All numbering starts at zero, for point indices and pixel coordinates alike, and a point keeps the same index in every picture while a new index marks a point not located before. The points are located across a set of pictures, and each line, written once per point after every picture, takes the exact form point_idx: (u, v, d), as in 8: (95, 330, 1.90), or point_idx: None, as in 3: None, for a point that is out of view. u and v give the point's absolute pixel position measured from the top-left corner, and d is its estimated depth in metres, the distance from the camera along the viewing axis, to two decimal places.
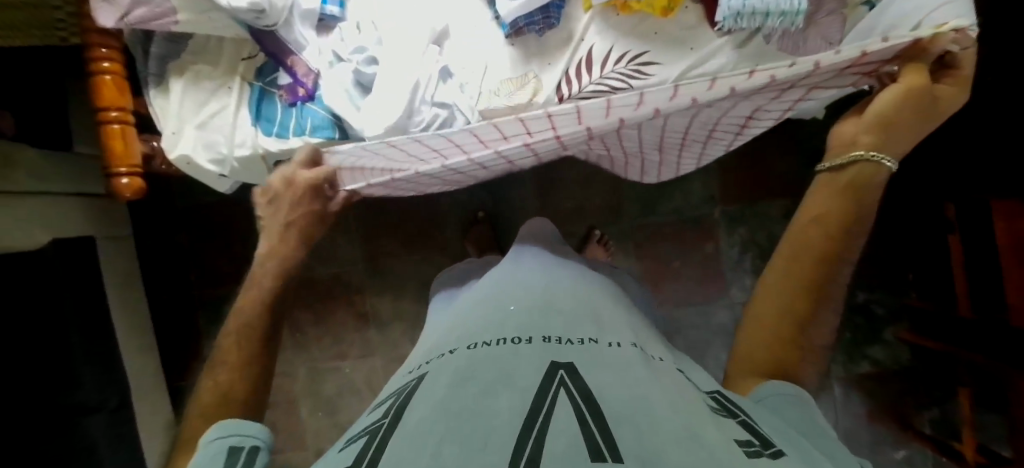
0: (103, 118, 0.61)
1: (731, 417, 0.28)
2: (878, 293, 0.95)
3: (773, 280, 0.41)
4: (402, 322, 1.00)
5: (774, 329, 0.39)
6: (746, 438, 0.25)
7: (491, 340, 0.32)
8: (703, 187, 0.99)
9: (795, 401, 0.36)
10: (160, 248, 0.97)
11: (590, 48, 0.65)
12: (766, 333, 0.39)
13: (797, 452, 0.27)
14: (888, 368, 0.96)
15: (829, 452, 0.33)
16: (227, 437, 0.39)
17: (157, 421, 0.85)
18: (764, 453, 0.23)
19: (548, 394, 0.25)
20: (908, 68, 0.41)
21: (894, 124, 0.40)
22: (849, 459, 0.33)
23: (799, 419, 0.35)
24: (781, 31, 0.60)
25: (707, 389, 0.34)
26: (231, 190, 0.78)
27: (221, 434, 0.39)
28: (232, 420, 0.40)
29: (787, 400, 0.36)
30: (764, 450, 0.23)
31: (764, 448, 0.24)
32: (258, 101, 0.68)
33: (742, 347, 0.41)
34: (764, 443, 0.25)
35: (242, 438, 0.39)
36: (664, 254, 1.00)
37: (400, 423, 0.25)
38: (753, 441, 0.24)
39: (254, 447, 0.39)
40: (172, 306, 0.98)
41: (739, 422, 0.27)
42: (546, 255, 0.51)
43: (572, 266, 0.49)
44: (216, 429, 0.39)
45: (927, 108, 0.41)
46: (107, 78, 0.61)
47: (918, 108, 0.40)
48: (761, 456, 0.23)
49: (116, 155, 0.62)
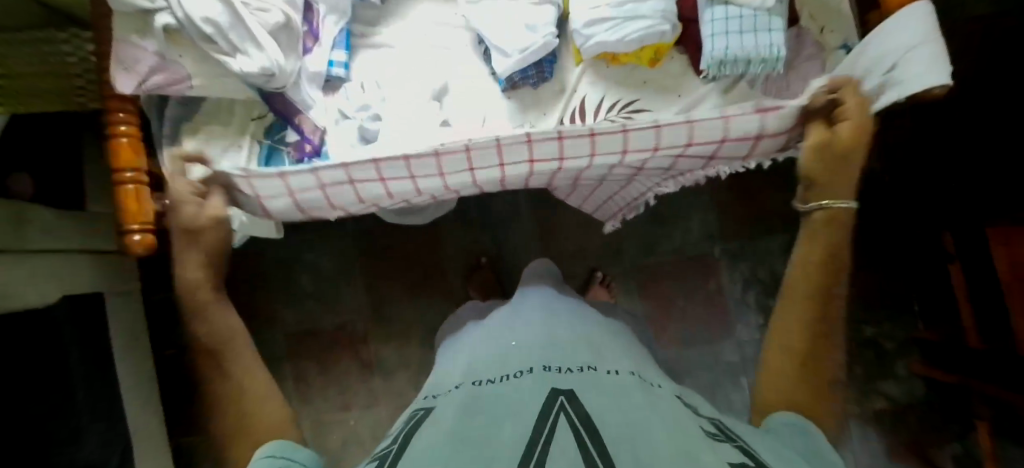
0: (118, 179, 0.64)
1: (729, 440, 0.28)
2: (886, 326, 0.93)
3: (784, 319, 0.44)
4: (407, 369, 0.99)
5: (787, 376, 0.42)
6: (741, 459, 0.25)
7: (495, 378, 0.32)
8: (701, 225, 1.00)
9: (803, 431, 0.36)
10: (166, 302, 0.99)
11: (582, 97, 0.70)
12: (781, 380, 0.42)
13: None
14: (905, 403, 0.93)
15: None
16: (279, 457, 0.40)
17: None
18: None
19: (550, 419, 0.25)
20: (812, 130, 0.50)
21: (823, 175, 0.49)
22: None
23: (802, 444, 0.35)
24: (763, 76, 0.65)
25: (705, 413, 0.34)
26: (240, 242, 0.80)
27: (271, 453, 0.40)
28: (284, 443, 0.41)
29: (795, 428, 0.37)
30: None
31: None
32: (267, 157, 0.72)
33: (761, 394, 0.43)
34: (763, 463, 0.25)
35: (291, 462, 0.40)
36: (667, 292, 1.01)
37: (408, 449, 0.26)
38: (748, 463, 0.24)
39: None
40: (178, 361, 0.99)
41: (736, 445, 0.28)
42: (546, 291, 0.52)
43: (567, 300, 0.49)
44: (270, 447, 0.41)
45: (837, 154, 0.48)
46: (123, 140, 0.64)
47: (829, 158, 0.48)
48: None
49: (129, 213, 0.64)
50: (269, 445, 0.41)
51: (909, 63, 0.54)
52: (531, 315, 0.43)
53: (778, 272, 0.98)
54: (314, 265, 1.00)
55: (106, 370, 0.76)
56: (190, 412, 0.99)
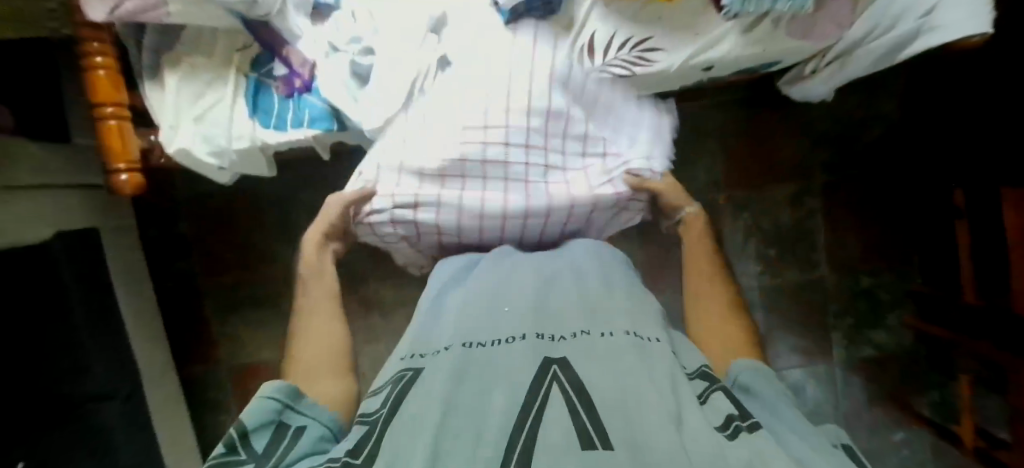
0: (98, 114, 0.62)
1: (711, 392, 0.30)
2: (884, 277, 0.96)
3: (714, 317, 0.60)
4: (405, 308, 1.02)
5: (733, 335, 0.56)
6: (727, 412, 0.27)
7: (487, 341, 0.30)
8: (708, 172, 0.98)
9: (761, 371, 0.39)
10: (164, 237, 0.99)
11: (592, 33, 0.63)
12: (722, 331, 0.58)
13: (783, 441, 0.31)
14: (889, 351, 0.96)
15: (790, 425, 0.33)
16: (277, 399, 0.41)
17: (168, 405, 0.90)
18: (743, 428, 0.25)
19: (541, 388, 0.25)
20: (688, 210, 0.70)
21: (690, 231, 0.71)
22: (808, 429, 0.33)
23: (770, 384, 0.37)
24: (789, 15, 0.58)
25: (692, 366, 0.34)
26: (232, 180, 0.79)
27: (275, 397, 0.41)
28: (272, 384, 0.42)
29: (757, 372, 0.38)
30: (742, 424, 0.26)
31: (743, 421, 0.26)
32: (254, 91, 0.69)
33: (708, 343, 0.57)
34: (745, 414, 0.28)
35: (293, 414, 0.41)
36: (667, 239, 1.00)
37: (396, 418, 0.26)
38: (733, 415, 0.27)
39: (301, 426, 0.40)
40: (177, 295, 1.01)
41: (719, 393, 0.30)
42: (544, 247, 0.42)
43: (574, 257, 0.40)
44: (269, 386, 0.42)
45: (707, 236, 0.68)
46: (101, 73, 0.61)
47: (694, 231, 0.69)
48: (744, 431, 0.25)
49: (114, 151, 0.63)
50: (269, 386, 0.42)
51: (947, 10, 0.54)
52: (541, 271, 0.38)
53: (782, 223, 0.98)
54: (312, 204, 0.99)
55: (113, 309, 0.77)
56: (194, 343, 1.02)
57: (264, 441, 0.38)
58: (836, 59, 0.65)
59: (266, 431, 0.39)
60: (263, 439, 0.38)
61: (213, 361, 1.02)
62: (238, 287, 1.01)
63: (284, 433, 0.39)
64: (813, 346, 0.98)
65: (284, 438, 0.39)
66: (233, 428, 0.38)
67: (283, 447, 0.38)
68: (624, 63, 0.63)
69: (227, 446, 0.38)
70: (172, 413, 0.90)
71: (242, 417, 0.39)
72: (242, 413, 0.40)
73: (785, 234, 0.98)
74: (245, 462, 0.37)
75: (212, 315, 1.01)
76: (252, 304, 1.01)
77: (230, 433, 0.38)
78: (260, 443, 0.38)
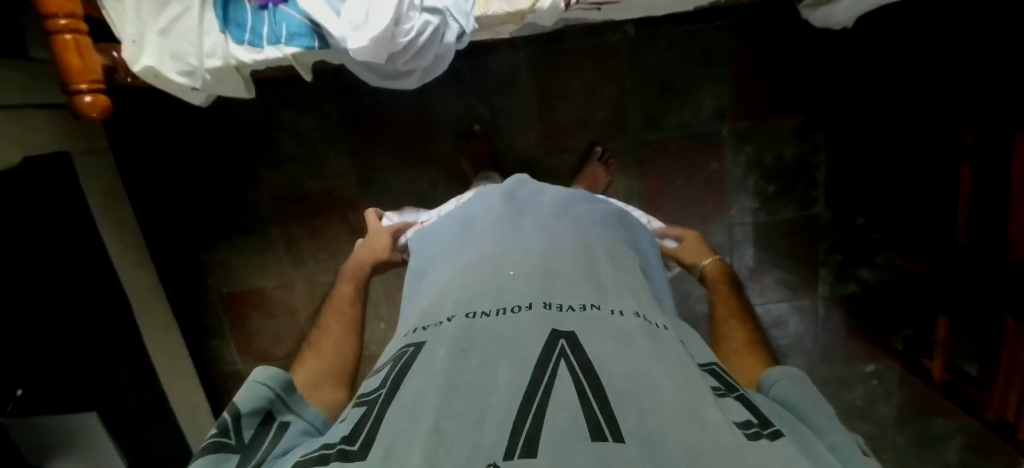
0: (51, 26, 0.55)
1: (728, 393, 0.29)
2: (878, 217, 0.96)
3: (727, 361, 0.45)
4: None
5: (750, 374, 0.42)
6: (745, 418, 0.26)
7: (491, 310, 0.30)
8: (713, 100, 0.92)
9: (797, 381, 0.36)
10: (140, 161, 0.95)
11: None
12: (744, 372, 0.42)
13: (811, 448, 0.28)
14: (869, 286, 0.99)
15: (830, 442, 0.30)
16: (271, 388, 0.36)
17: (158, 331, 0.91)
18: (763, 435, 0.25)
19: (548, 367, 0.25)
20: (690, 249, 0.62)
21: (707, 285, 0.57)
22: (854, 451, 0.29)
23: (807, 393, 0.34)
24: None
25: (702, 360, 0.34)
26: (206, 102, 0.73)
27: (269, 385, 0.36)
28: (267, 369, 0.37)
29: (793, 382, 0.35)
30: (763, 431, 0.25)
31: (764, 429, 0.26)
32: (224, 2, 0.62)
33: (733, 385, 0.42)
34: (763, 421, 0.27)
35: (285, 407, 0.36)
36: (666, 172, 0.96)
37: (398, 394, 0.26)
38: (753, 422, 0.26)
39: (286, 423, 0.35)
40: (160, 221, 0.98)
41: (736, 397, 0.29)
42: (546, 211, 0.44)
43: (575, 222, 0.43)
44: (267, 371, 0.37)
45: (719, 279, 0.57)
46: None
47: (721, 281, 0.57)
48: (761, 437, 0.25)
49: (75, 70, 0.57)
50: (263, 370, 0.37)
51: None
52: (531, 243, 0.38)
53: (784, 159, 0.95)
54: (294, 126, 0.93)
55: (81, 239, 0.75)
56: (183, 270, 1.01)
57: (254, 430, 0.33)
58: None
59: (254, 421, 0.34)
60: (251, 428, 0.33)
61: (203, 288, 1.02)
62: (223, 213, 0.98)
63: (272, 425, 0.34)
64: (797, 282, 1.00)
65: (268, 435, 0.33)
66: (226, 412, 0.33)
67: (272, 440, 0.33)
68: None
69: (216, 428, 0.32)
70: (163, 339, 0.92)
71: (234, 401, 0.34)
72: (235, 396, 0.34)
73: (785, 170, 0.95)
74: (230, 452, 0.31)
75: (199, 242, 0.99)
76: (240, 232, 0.99)
77: (223, 417, 0.33)
78: (249, 431, 0.33)
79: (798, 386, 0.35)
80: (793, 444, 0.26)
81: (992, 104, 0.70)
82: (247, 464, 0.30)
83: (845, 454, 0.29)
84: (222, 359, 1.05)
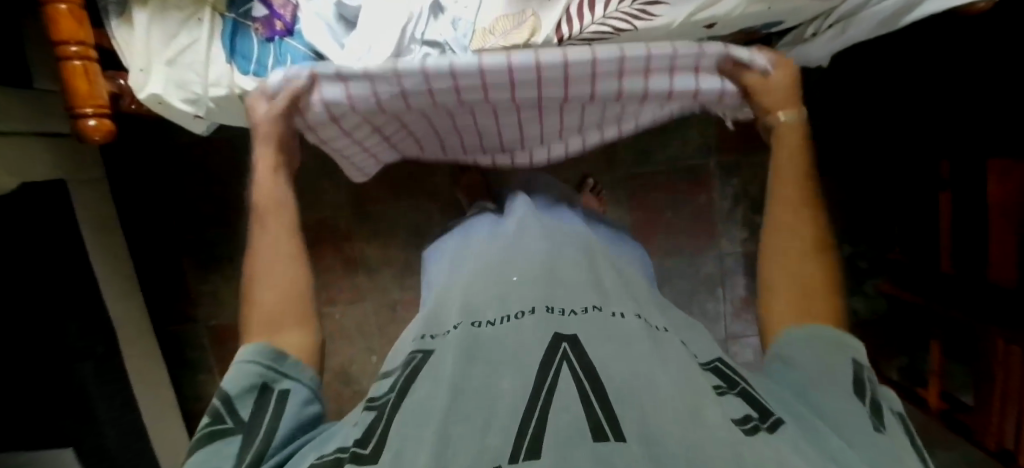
0: (61, 53, 0.57)
1: (728, 390, 0.30)
2: (863, 247, 0.98)
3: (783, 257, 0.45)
4: (390, 267, 1.00)
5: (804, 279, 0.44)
6: (745, 413, 0.27)
7: (495, 318, 0.31)
8: (699, 133, 0.96)
9: (827, 341, 0.38)
10: (136, 191, 0.95)
11: None
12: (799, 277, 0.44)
13: (817, 431, 0.31)
14: (861, 317, 1.00)
15: (839, 419, 0.32)
16: (261, 363, 0.38)
17: (141, 362, 0.89)
18: (762, 428, 0.25)
19: (551, 369, 0.25)
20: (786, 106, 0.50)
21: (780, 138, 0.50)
22: (862, 419, 0.32)
23: (827, 356, 0.37)
24: None
25: (705, 358, 0.35)
26: (207, 131, 0.74)
27: (257, 361, 0.38)
28: (256, 348, 0.39)
29: (817, 342, 0.38)
30: (762, 424, 0.26)
31: (762, 422, 0.26)
32: (231, 35, 0.64)
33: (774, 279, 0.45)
34: (763, 414, 0.27)
35: (277, 375, 0.38)
36: (656, 204, 0.99)
37: (405, 400, 0.26)
38: (752, 415, 0.26)
39: (282, 391, 0.38)
40: (151, 251, 0.98)
41: (736, 393, 0.29)
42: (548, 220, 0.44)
43: (575, 230, 0.43)
44: (255, 352, 0.39)
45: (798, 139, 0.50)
46: (62, 7, 0.54)
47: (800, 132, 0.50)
48: (759, 430, 0.25)
49: (80, 95, 0.59)
50: (249, 348, 0.39)
51: None
52: (531, 248, 0.38)
53: None
54: None
55: (72, 266, 0.74)
56: (170, 301, 1.00)
57: (251, 406, 0.36)
58: (840, 19, 0.61)
59: (249, 397, 0.36)
60: (247, 405, 0.36)
61: (190, 319, 1.00)
62: (215, 242, 0.98)
63: (271, 396, 0.37)
64: None
65: (267, 408, 0.36)
66: (217, 398, 0.36)
67: (269, 414, 0.36)
68: (626, 15, 0.59)
69: (211, 416, 0.35)
70: (147, 371, 0.90)
71: (225, 385, 0.36)
72: (225, 380, 0.37)
73: None
74: (231, 434, 0.34)
75: (189, 272, 0.98)
76: (231, 261, 0.98)
77: (215, 403, 0.36)
78: (246, 410, 0.35)
79: (816, 349, 0.38)
80: (794, 433, 0.26)
81: (983, 131, 0.68)
82: (248, 446, 0.34)
83: (849, 431, 0.31)
84: (205, 394, 1.02)
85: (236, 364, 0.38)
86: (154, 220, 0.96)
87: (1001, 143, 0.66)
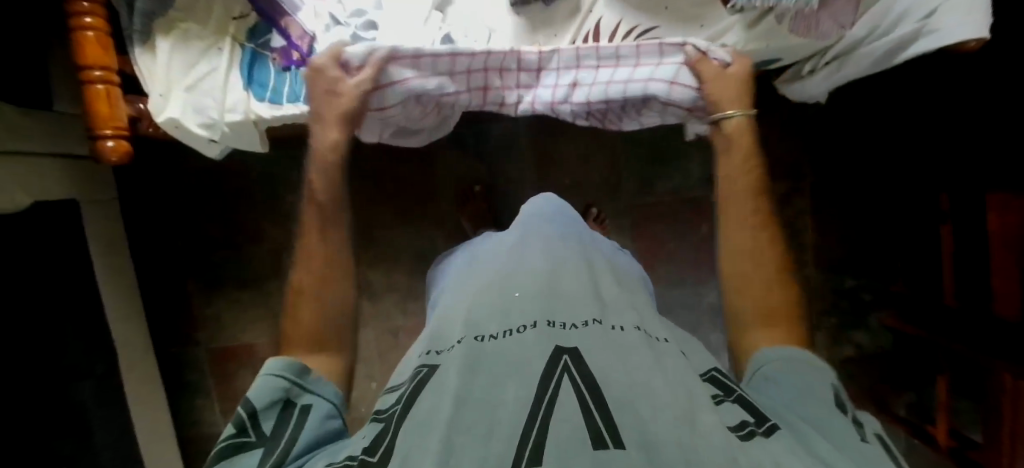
0: (85, 77, 0.59)
1: (726, 398, 0.30)
2: (865, 279, 0.98)
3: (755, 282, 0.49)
4: (394, 293, 1.00)
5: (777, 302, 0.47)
6: (741, 417, 0.27)
7: (498, 332, 0.31)
8: (702, 163, 0.96)
9: (804, 361, 0.39)
10: (147, 213, 0.97)
11: (597, 21, 0.63)
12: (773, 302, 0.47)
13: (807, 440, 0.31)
14: (865, 351, 0.99)
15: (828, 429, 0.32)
16: (286, 377, 0.39)
17: (140, 383, 0.88)
18: (758, 433, 0.26)
19: (551, 380, 0.26)
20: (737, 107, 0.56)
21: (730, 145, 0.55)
22: (847, 428, 0.32)
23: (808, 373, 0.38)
24: (794, 10, 0.55)
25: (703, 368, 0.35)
26: (221, 155, 0.77)
27: (281, 374, 0.39)
28: (282, 361, 0.41)
29: (798, 362, 0.39)
30: (758, 428, 0.26)
31: (758, 427, 0.27)
32: (249, 64, 0.66)
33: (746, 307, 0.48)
34: (759, 418, 0.28)
35: (300, 391, 0.40)
36: (658, 234, 1.00)
37: (410, 413, 0.26)
38: (748, 420, 0.27)
39: (304, 406, 0.39)
40: (157, 272, 0.98)
41: (733, 399, 0.30)
42: (552, 233, 0.44)
43: (574, 242, 0.43)
44: (282, 365, 0.40)
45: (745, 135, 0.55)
46: (90, 34, 0.57)
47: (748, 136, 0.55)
48: (755, 435, 0.26)
49: (101, 117, 0.61)
50: (274, 362, 0.40)
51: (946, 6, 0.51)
52: (534, 262, 0.39)
53: None
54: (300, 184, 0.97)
55: (77, 285, 0.75)
56: (173, 322, 1.00)
57: (274, 420, 0.37)
58: (835, 57, 0.61)
59: (272, 412, 0.38)
60: (270, 420, 0.37)
61: (191, 341, 1.00)
62: (220, 265, 0.98)
63: (292, 412, 0.38)
64: None
65: (290, 422, 0.37)
66: (242, 408, 0.37)
67: (291, 428, 0.37)
68: None
69: (235, 426, 0.36)
70: (144, 392, 0.89)
71: (250, 397, 0.37)
72: (248, 391, 0.38)
73: None
74: (253, 447, 0.35)
75: (193, 294, 0.99)
76: (235, 283, 0.99)
77: (239, 413, 0.37)
78: (268, 424, 0.37)
79: (798, 366, 0.38)
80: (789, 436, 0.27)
81: (985, 168, 0.71)
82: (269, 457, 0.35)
83: (839, 440, 0.31)
84: (201, 418, 1.01)
85: (261, 377, 0.39)
86: (162, 241, 0.98)
87: (1000, 177, 0.68)
